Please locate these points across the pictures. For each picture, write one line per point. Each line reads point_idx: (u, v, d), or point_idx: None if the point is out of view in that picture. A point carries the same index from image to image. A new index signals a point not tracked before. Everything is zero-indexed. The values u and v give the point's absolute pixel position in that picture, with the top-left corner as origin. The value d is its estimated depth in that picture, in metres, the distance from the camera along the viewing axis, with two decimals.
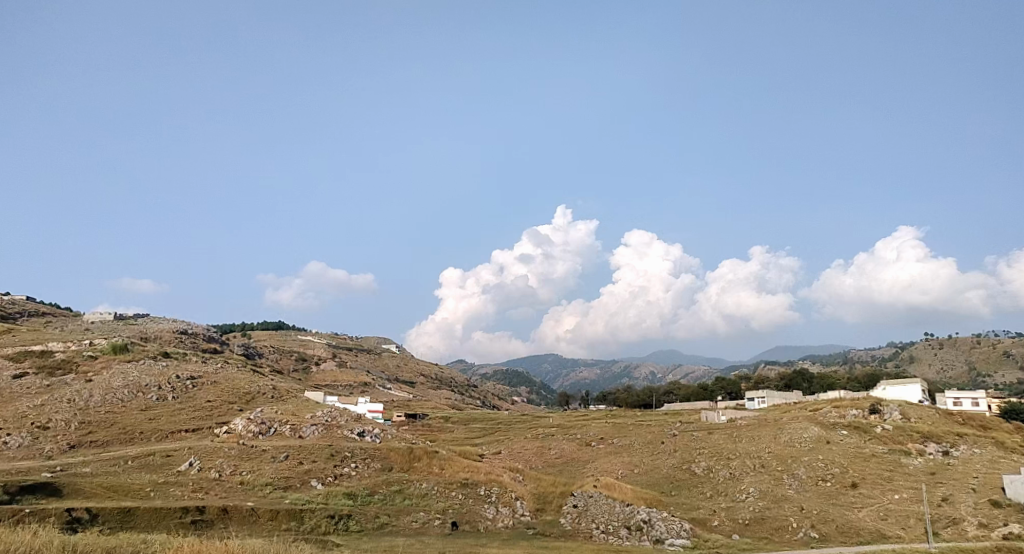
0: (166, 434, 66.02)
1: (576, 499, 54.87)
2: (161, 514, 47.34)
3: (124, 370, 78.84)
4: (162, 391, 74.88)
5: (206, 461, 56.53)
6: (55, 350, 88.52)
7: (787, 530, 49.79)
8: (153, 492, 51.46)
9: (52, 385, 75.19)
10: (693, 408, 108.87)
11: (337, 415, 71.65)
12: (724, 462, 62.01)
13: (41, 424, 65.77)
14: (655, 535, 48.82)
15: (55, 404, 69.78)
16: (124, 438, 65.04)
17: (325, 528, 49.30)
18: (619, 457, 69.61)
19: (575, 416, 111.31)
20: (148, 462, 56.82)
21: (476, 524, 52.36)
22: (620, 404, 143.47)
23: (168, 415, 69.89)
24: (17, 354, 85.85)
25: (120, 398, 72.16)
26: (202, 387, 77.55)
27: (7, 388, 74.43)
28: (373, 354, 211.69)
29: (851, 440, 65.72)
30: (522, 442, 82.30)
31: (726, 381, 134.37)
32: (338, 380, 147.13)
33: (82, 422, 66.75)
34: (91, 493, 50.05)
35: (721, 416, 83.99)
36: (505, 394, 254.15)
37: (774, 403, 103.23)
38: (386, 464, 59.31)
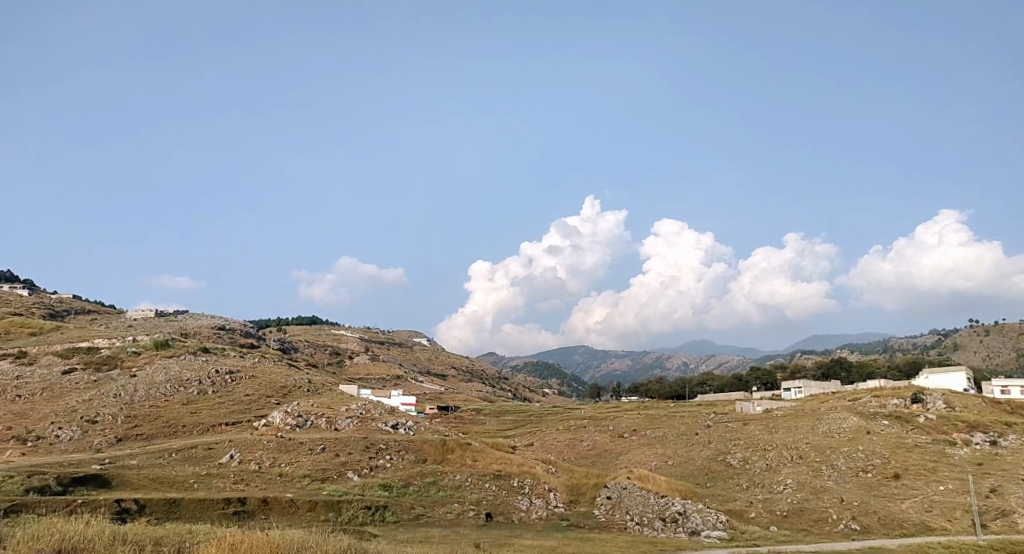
0: (208, 427, 66.78)
1: (610, 490, 54.64)
2: (205, 505, 47.72)
3: (166, 365, 79.94)
4: (203, 385, 75.84)
5: (247, 454, 57.20)
6: (101, 346, 89.94)
7: (827, 522, 49.22)
8: (196, 483, 52.01)
9: (99, 380, 76.43)
10: (728, 398, 108.08)
11: (371, 409, 72.15)
12: (760, 454, 61.51)
13: (90, 418, 66.81)
14: (690, 527, 48.35)
15: (102, 399, 70.92)
16: (168, 431, 65.86)
17: (362, 519, 49.48)
18: (652, 448, 69.30)
19: (608, 408, 110.95)
20: (191, 455, 57.62)
21: (509, 515, 52.30)
22: (653, 395, 143.09)
23: (209, 409, 70.73)
24: (64, 351, 87.36)
25: (162, 392, 73.18)
26: (240, 381, 78.40)
27: (56, 384, 75.78)
28: (406, 347, 212.51)
29: (892, 430, 64.83)
30: (555, 434, 82.32)
31: (762, 372, 133.70)
32: (372, 373, 148.04)
33: (129, 416, 67.77)
34: (138, 485, 50.72)
35: (757, 407, 83.32)
36: (537, 386, 254.30)
37: (811, 393, 102.41)
38: (420, 456, 59.56)
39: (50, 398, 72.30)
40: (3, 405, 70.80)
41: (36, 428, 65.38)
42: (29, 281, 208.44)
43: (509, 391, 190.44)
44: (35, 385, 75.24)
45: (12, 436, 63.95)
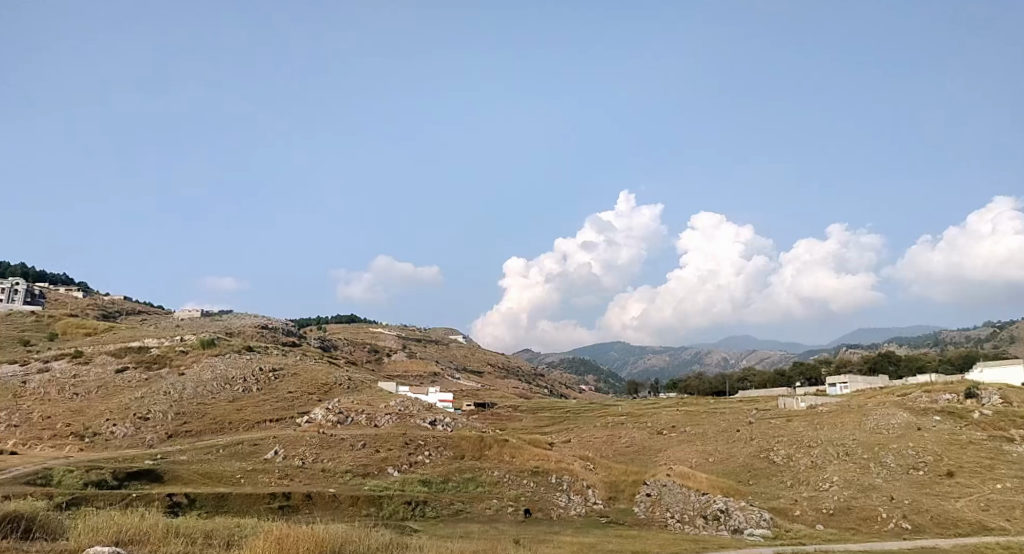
0: (253, 424, 67.46)
1: (650, 487, 54.35)
2: (252, 499, 48.06)
3: (212, 363, 80.85)
4: (248, 382, 76.65)
5: (291, 450, 57.63)
6: (150, 346, 91.28)
7: (876, 520, 48.40)
8: (243, 478, 52.54)
9: (149, 379, 77.49)
10: (771, 394, 106.91)
11: (410, 405, 72.42)
12: (805, 450, 60.62)
13: (142, 415, 67.78)
14: (733, 525, 47.83)
15: (153, 396, 71.97)
16: (216, 428, 66.60)
17: (402, 514, 49.67)
18: (693, 445, 68.64)
19: (646, 404, 110.28)
20: (237, 450, 58.23)
21: (549, 511, 52.12)
22: (692, 391, 142.27)
23: (253, 406, 71.44)
24: (116, 351, 88.83)
25: (210, 389, 74.08)
26: (283, 378, 79.09)
27: (109, 382, 77.02)
28: (441, 345, 213.17)
29: (945, 427, 63.51)
30: (592, 430, 81.93)
31: (806, 366, 132.26)
32: (410, 371, 148.65)
33: (178, 414, 68.68)
34: (189, 479, 51.37)
35: (801, 402, 82.25)
36: (573, 383, 253.52)
37: (857, 388, 101.02)
38: (458, 452, 59.61)
39: (104, 396, 73.47)
40: (60, 403, 72.04)
41: (91, 424, 66.42)
42: (80, 283, 213.13)
43: (545, 387, 190.26)
44: (90, 384, 76.56)
45: (68, 432, 65.03)
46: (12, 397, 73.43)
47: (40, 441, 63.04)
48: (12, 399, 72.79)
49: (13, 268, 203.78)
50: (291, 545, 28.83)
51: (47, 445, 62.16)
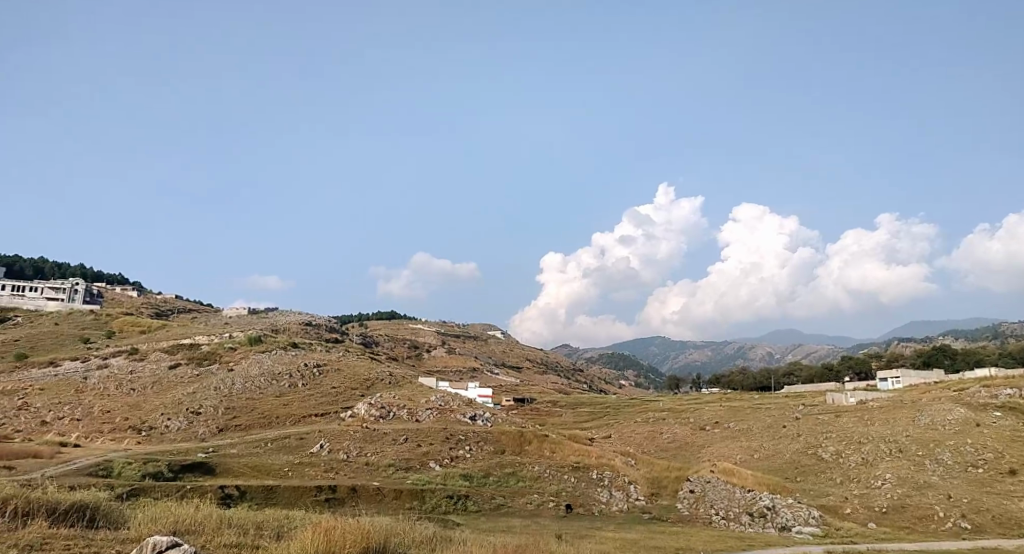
0: (298, 418, 68.05)
1: (693, 484, 53.95)
2: (300, 492, 48.46)
3: (260, 360, 81.78)
4: (294, 378, 77.37)
5: (335, 444, 58.04)
6: (201, 343, 92.68)
7: (933, 519, 47.44)
8: (291, 471, 53.02)
9: (201, 374, 78.56)
10: (821, 389, 105.57)
11: (450, 400, 72.61)
12: (855, 447, 59.51)
13: (194, 410, 68.77)
14: (781, 523, 47.16)
15: (205, 392, 72.95)
16: (264, 422, 67.31)
17: (445, 508, 49.70)
18: (737, 441, 67.84)
19: (689, 399, 109.53)
20: (284, 444, 58.78)
21: (590, 507, 51.82)
22: (736, 386, 141.16)
23: (299, 401, 72.08)
24: (169, 348, 90.32)
25: (258, 385, 74.91)
26: (327, 373, 79.72)
27: (164, 377, 78.24)
28: (480, 341, 213.41)
29: (1005, 422, 61.83)
30: (634, 426, 81.34)
31: (855, 360, 130.54)
32: (450, 366, 149.01)
33: (228, 408, 69.56)
34: (239, 472, 51.97)
35: (850, 397, 81.01)
36: (613, 379, 252.15)
37: (909, 382, 99.36)
38: (499, 447, 59.56)
39: (158, 391, 74.66)
40: (118, 397, 73.37)
41: (147, 419, 67.58)
42: (134, 283, 217.34)
43: (584, 382, 189.62)
44: (146, 379, 77.88)
45: (127, 426, 66.26)
46: (74, 392, 75.01)
47: (99, 435, 64.27)
48: (74, 394, 74.38)
49: (71, 268, 208.40)
50: (339, 538, 28.01)
51: (105, 438, 63.42)
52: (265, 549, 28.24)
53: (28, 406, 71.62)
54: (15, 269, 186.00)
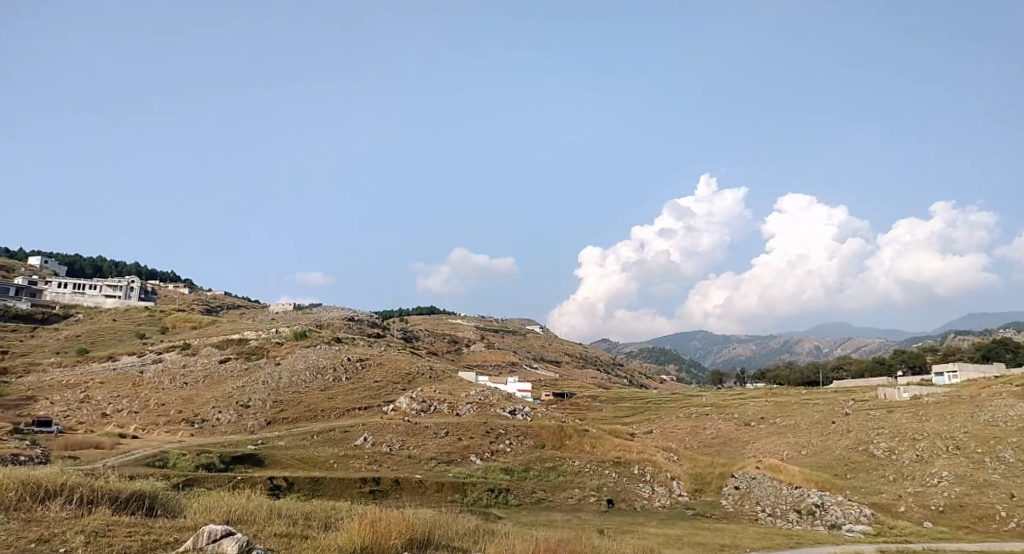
0: (342, 411, 68.51)
1: (738, 481, 53.38)
2: (344, 483, 48.74)
3: (306, 354, 82.48)
4: (338, 371, 77.97)
5: (378, 437, 58.33)
6: (249, 338, 93.82)
7: (993, 519, 46.31)
8: (336, 463, 53.39)
9: (250, 368, 79.50)
10: (873, 383, 103.88)
11: (490, 395, 72.61)
12: (908, 443, 58.28)
13: (244, 403, 69.60)
14: (830, 521, 46.38)
15: (253, 385, 73.82)
16: (309, 415, 67.89)
17: (486, 501, 49.65)
18: (784, 437, 66.88)
19: (733, 394, 108.48)
20: (329, 437, 59.18)
21: (632, 502, 51.44)
22: (782, 380, 139.54)
23: (343, 394, 72.63)
24: (219, 343, 91.64)
25: (303, 378, 75.58)
26: (370, 367, 80.21)
27: (214, 372, 79.28)
28: (519, 335, 213.33)
29: None
30: (676, 421, 80.59)
31: (908, 354, 128.16)
32: (489, 360, 149.22)
33: (276, 401, 70.29)
34: (288, 464, 52.46)
35: (903, 392, 79.50)
36: (655, 373, 250.28)
37: (967, 377, 97.33)
38: (539, 442, 59.40)
39: (210, 385, 75.73)
40: (172, 391, 74.60)
41: (200, 411, 68.59)
42: (185, 281, 221.14)
43: (625, 377, 188.51)
44: (197, 373, 79.03)
45: (181, 418, 67.36)
46: (131, 385, 76.48)
47: (155, 427, 65.52)
48: (132, 387, 75.83)
49: (126, 267, 212.58)
50: (384, 530, 27.66)
51: (161, 430, 64.67)
52: (314, 539, 27.89)
53: (89, 399, 73.31)
54: (72, 268, 190.33)
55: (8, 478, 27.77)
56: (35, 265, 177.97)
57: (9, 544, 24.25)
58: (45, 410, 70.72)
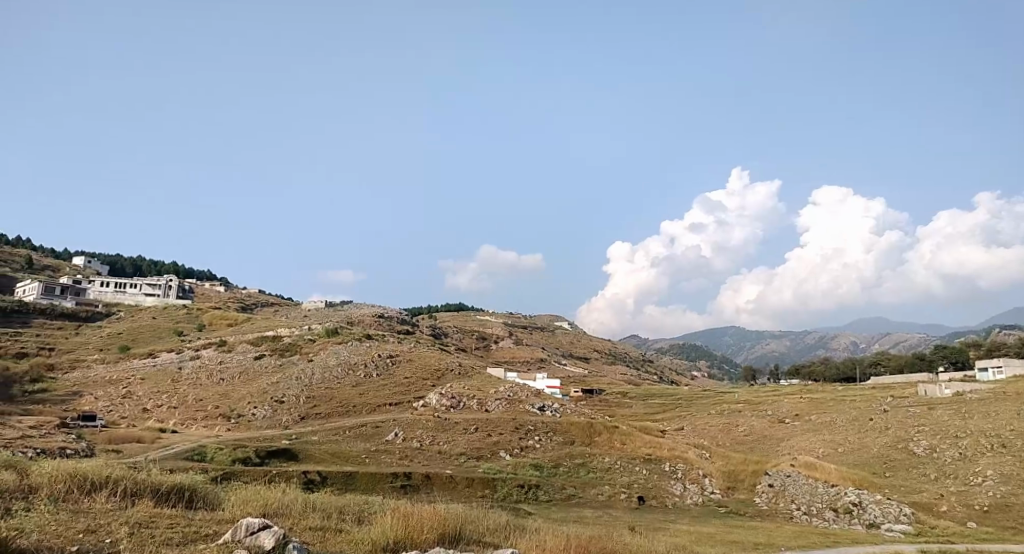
0: (373, 407, 68.78)
1: (772, 478, 52.80)
2: (376, 478, 48.90)
3: (337, 351, 82.84)
4: (368, 367, 78.27)
5: (409, 432, 58.45)
6: (283, 335, 94.48)
7: None
8: (368, 458, 53.59)
9: (283, 365, 80.07)
10: (913, 380, 102.38)
11: (519, 391, 72.46)
12: (950, 441, 57.27)
13: (278, 398, 70.10)
14: (869, 520, 45.69)
15: (287, 381, 74.33)
16: (341, 410, 68.25)
17: (516, 497, 49.51)
18: (819, 435, 66.08)
19: (767, 391, 107.43)
20: (361, 432, 59.37)
21: (663, 499, 51.08)
22: (817, 377, 138.06)
23: (374, 390, 72.94)
24: (254, 340, 92.44)
25: (335, 374, 75.94)
26: (400, 363, 80.44)
27: (249, 368, 79.91)
28: (548, 332, 212.76)
29: None
30: (708, 418, 79.94)
31: (949, 349, 126.18)
32: (517, 357, 148.94)
33: (309, 397, 70.72)
34: (321, 458, 52.77)
35: (945, 389, 78.19)
36: (686, 370, 248.34)
37: (1012, 372, 95.65)
38: (569, 438, 59.19)
39: (246, 380, 76.46)
40: (209, 386, 75.40)
41: (236, 407, 69.25)
42: (221, 279, 223.47)
43: (655, 374, 187.55)
44: (233, 369, 79.81)
45: (218, 414, 68.08)
46: (170, 381, 77.40)
47: (193, 422, 66.33)
48: (171, 383, 76.80)
49: (163, 265, 215.34)
50: (417, 524, 27.64)
51: (199, 426, 65.42)
52: (349, 532, 27.86)
53: (131, 394, 74.42)
54: (112, 267, 193.21)
55: (57, 471, 28.18)
56: (78, 264, 181.00)
57: (59, 533, 24.33)
58: (89, 405, 71.90)
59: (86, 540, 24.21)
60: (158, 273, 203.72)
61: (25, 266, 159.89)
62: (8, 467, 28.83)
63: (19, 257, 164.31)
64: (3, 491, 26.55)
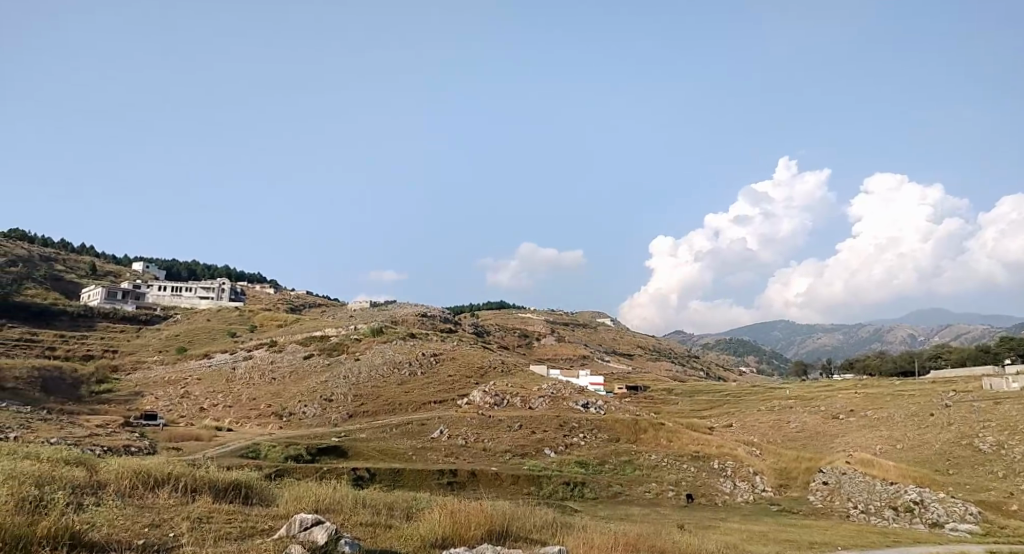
0: (418, 405, 68.94)
1: (826, 476, 51.76)
2: (422, 475, 48.86)
3: (383, 350, 83.19)
4: (413, 366, 78.44)
5: (454, 430, 58.41)
6: (330, 335, 95.24)
7: None
8: (415, 455, 53.66)
9: (331, 364, 80.66)
10: (975, 374, 99.66)
11: (562, 388, 72.17)
12: (1018, 438, 55.55)
13: (327, 397, 70.57)
14: (932, 519, 44.55)
15: (336, 380, 74.81)
16: (387, 408, 68.49)
17: (562, 494, 49.12)
18: (875, 431, 64.62)
19: (819, 386, 105.45)
20: (407, 429, 59.46)
21: (712, 497, 50.37)
22: (873, 371, 135.20)
23: (419, 388, 73.07)
24: (303, 340, 93.21)
25: (380, 373, 76.21)
26: (444, 362, 80.46)
27: (299, 367, 80.65)
28: (590, 328, 211.74)
29: None
30: (757, 415, 78.67)
31: (1011, 342, 122.53)
32: (559, 354, 148.18)
33: (356, 395, 71.10)
34: (370, 455, 52.99)
35: (1010, 384, 75.84)
36: (733, 366, 244.90)
37: None
38: (614, 435, 58.72)
39: (296, 380, 77.10)
40: (261, 385, 76.27)
41: (287, 405, 70.02)
42: (272, 280, 226.74)
43: (701, 370, 185.42)
44: (284, 368, 80.58)
45: (270, 413, 68.92)
46: (225, 381, 78.45)
47: (247, 421, 67.26)
48: (225, 383, 77.82)
49: (216, 268, 218.87)
50: (465, 521, 27.39)
51: (252, 424, 66.26)
52: (397, 529, 27.73)
53: (188, 394, 75.63)
54: (167, 271, 197.10)
55: (123, 468, 28.60)
56: (135, 269, 184.94)
57: (127, 527, 24.54)
58: (150, 404, 73.20)
59: (151, 534, 24.34)
60: (210, 276, 207.24)
61: (87, 272, 163.69)
62: (78, 463, 29.38)
63: (81, 264, 168.21)
64: (77, 485, 26.80)
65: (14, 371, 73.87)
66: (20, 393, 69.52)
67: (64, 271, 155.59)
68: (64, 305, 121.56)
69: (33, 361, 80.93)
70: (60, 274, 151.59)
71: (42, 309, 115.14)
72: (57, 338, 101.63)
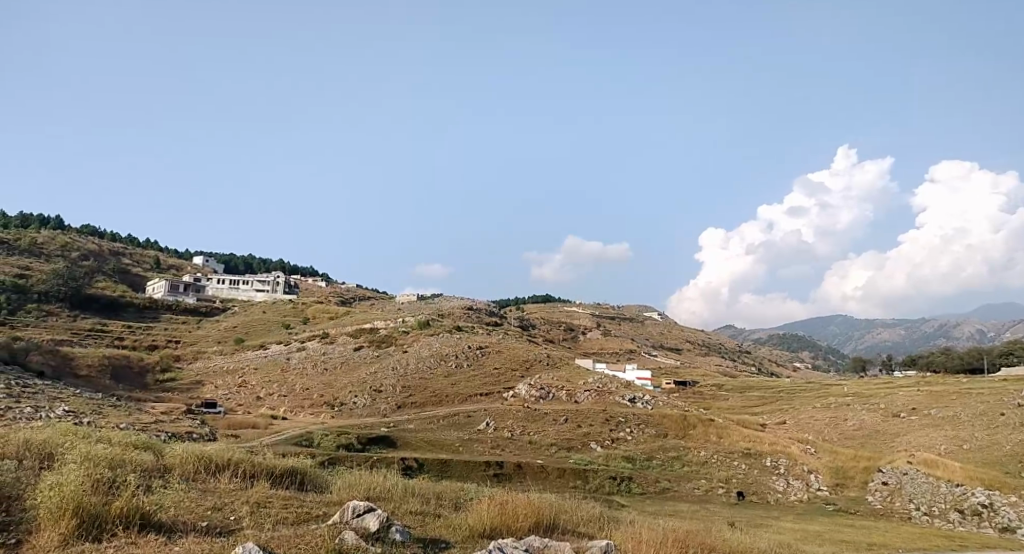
0: (464, 396, 68.96)
1: (886, 476, 50.49)
2: (471, 466, 48.67)
3: (431, 342, 83.45)
4: (459, 359, 78.41)
5: (501, 422, 58.20)
6: (379, 327, 95.92)
7: None
8: (462, 447, 53.55)
9: (380, 355, 81.14)
10: None
11: (608, 382, 71.52)
12: None
13: (376, 388, 70.91)
14: (1000, 523, 43.21)
15: (384, 371, 75.19)
16: (434, 400, 68.56)
17: (609, 488, 48.57)
18: (940, 430, 62.80)
19: (877, 383, 102.93)
20: (454, 421, 59.36)
21: (765, 495, 49.37)
22: (937, 368, 131.34)
23: (466, 380, 73.07)
24: (354, 332, 93.91)
25: (427, 365, 76.34)
26: (490, 355, 80.33)
27: (350, 359, 81.16)
28: (639, 323, 209.94)
29: None
30: (812, 412, 77.09)
31: None
32: (606, 348, 147.30)
33: (405, 386, 71.32)
34: (419, 446, 53.04)
35: None
36: (787, 361, 240.80)
37: None
38: (661, 430, 58.03)
39: (347, 370, 77.65)
40: (314, 376, 76.93)
41: (338, 396, 70.49)
42: (327, 274, 229.30)
43: (754, 366, 182.44)
44: (335, 360, 81.19)
45: (321, 402, 69.51)
46: (280, 371, 79.38)
47: (300, 410, 67.96)
48: (280, 373, 78.62)
49: (271, 262, 222.03)
50: (513, 514, 27.10)
51: (305, 413, 66.98)
52: (445, 519, 27.60)
53: (245, 383, 76.68)
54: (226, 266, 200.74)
55: (187, 454, 28.91)
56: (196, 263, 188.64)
57: (191, 510, 24.75)
58: (210, 392, 74.44)
59: (214, 517, 24.47)
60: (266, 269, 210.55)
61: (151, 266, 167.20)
62: (146, 447, 29.81)
63: (146, 258, 171.92)
64: (144, 468, 27.15)
65: (85, 359, 75.62)
66: (92, 381, 71.03)
67: (130, 264, 159.30)
68: (131, 297, 124.46)
69: (101, 350, 82.86)
70: (126, 267, 155.27)
71: (109, 300, 117.91)
72: (124, 329, 104.01)
